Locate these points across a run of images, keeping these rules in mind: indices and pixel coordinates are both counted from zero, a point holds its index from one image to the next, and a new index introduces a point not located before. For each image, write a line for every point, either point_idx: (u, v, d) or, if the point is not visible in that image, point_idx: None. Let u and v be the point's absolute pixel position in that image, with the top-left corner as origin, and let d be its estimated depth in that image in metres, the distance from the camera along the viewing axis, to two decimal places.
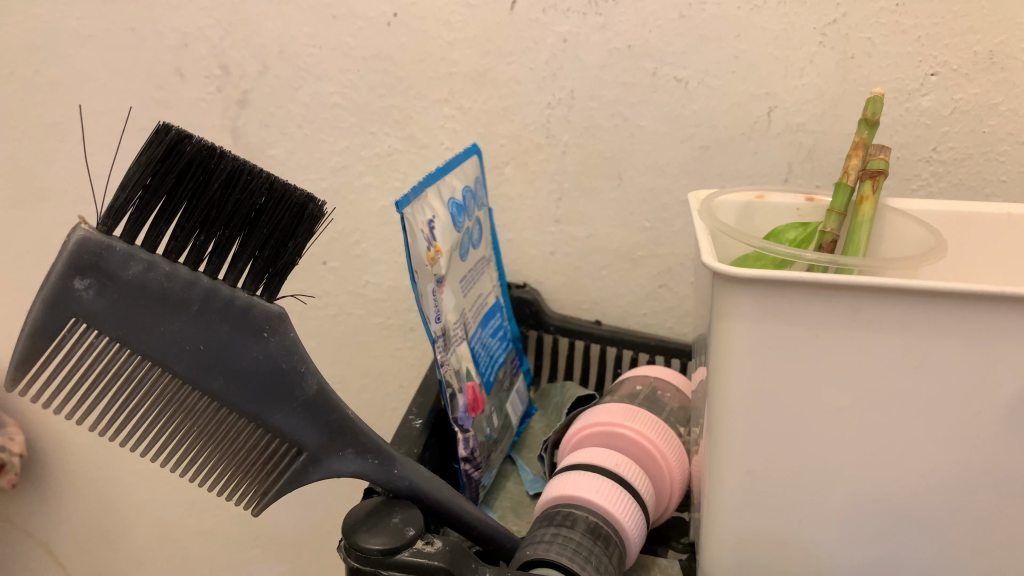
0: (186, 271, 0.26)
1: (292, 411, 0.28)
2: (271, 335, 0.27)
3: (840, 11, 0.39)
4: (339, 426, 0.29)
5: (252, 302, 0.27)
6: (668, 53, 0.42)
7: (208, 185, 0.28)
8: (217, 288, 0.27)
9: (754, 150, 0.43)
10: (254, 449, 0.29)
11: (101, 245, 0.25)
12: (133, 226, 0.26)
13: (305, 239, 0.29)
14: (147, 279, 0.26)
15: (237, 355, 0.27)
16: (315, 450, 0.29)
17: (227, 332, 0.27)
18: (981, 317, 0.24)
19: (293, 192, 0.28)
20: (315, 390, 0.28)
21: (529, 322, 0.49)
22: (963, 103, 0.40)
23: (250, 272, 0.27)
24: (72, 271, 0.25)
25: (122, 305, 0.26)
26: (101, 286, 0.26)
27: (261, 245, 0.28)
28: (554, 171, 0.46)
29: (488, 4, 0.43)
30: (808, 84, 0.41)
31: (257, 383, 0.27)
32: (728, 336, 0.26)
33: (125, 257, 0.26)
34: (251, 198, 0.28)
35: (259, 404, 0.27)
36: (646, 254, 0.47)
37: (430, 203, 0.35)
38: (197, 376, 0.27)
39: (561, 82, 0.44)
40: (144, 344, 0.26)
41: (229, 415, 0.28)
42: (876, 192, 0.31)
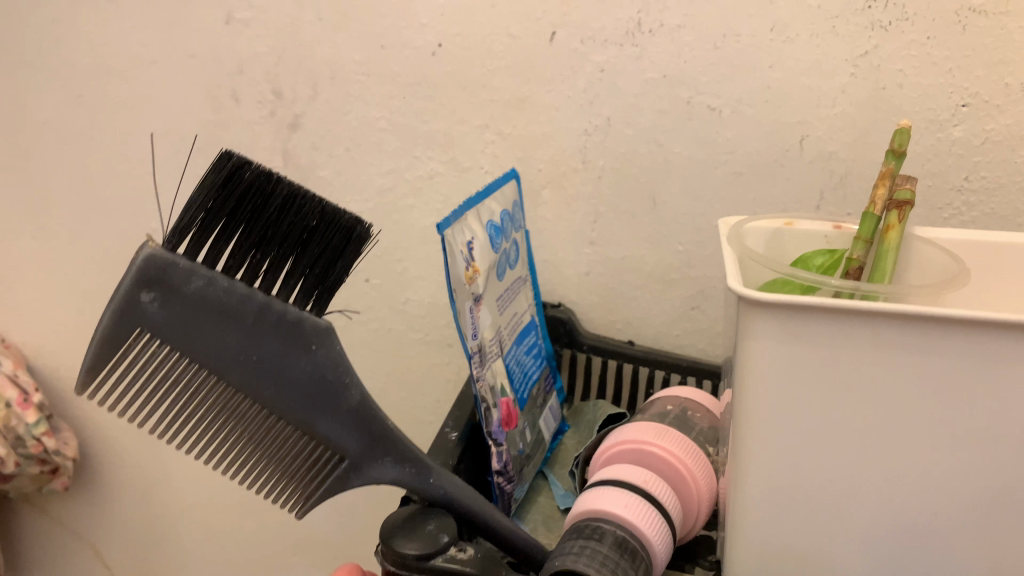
0: (244, 286, 0.28)
1: (336, 419, 0.30)
2: (320, 348, 0.29)
3: (872, 43, 0.40)
4: (379, 435, 0.30)
5: (302, 317, 0.29)
6: (702, 82, 0.43)
7: (265, 208, 0.30)
8: (271, 303, 0.28)
9: (787, 177, 0.44)
10: (300, 456, 0.31)
11: (165, 262, 0.28)
12: (194, 244, 0.28)
13: (353, 259, 0.30)
14: (206, 293, 0.28)
15: (287, 366, 0.29)
16: (356, 456, 0.30)
17: (278, 343, 0.28)
18: (998, 343, 0.25)
19: (342, 215, 0.30)
20: (358, 400, 0.30)
21: (563, 341, 0.50)
22: (995, 133, 0.40)
23: (301, 288, 0.29)
24: (139, 285, 0.28)
25: (183, 316, 0.28)
26: (165, 299, 0.28)
27: (312, 263, 0.29)
28: (590, 195, 0.48)
29: (530, 34, 0.44)
30: (841, 112, 0.42)
31: (305, 393, 0.29)
32: (753, 357, 0.27)
33: (187, 273, 0.28)
34: (303, 221, 0.30)
35: (306, 413, 0.29)
36: (680, 276, 0.48)
37: (469, 225, 0.37)
38: (250, 385, 0.29)
39: (598, 109, 0.45)
40: (202, 353, 0.28)
41: (277, 422, 0.30)
42: (902, 222, 0.32)
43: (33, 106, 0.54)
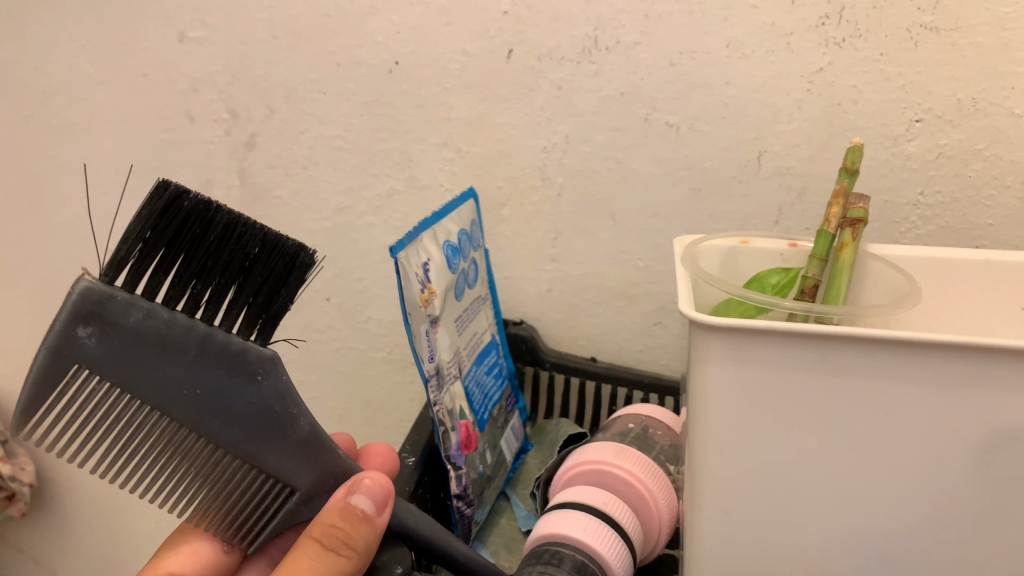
0: (185, 318, 0.29)
1: (283, 449, 0.31)
2: (265, 378, 0.30)
3: (826, 60, 0.40)
4: (327, 465, 0.32)
5: (247, 347, 0.30)
6: (659, 99, 0.43)
7: (205, 236, 0.31)
8: (212, 334, 0.29)
9: (745, 194, 0.44)
10: (250, 489, 0.32)
11: (103, 296, 0.28)
12: (132, 274, 0.29)
13: (297, 286, 0.32)
14: (146, 326, 0.29)
15: (232, 397, 0.30)
16: (306, 487, 0.32)
17: (223, 376, 0.30)
18: (948, 365, 0.25)
19: (285, 243, 0.31)
20: (305, 430, 0.32)
21: (526, 359, 0.50)
22: (947, 148, 0.41)
23: (245, 318, 0.30)
24: (75, 320, 0.28)
25: (122, 348, 0.29)
26: (102, 333, 0.29)
27: (255, 292, 0.31)
28: (549, 212, 0.48)
29: (485, 52, 0.44)
30: (796, 128, 0.42)
31: (250, 422, 0.30)
32: (707, 381, 0.27)
33: (126, 306, 0.29)
34: (245, 249, 0.31)
35: (253, 444, 0.31)
36: (641, 292, 0.48)
37: (425, 246, 0.36)
38: (191, 415, 0.30)
39: (556, 127, 0.45)
40: (143, 386, 0.29)
41: (223, 452, 0.31)
42: (856, 239, 0.33)
43: None
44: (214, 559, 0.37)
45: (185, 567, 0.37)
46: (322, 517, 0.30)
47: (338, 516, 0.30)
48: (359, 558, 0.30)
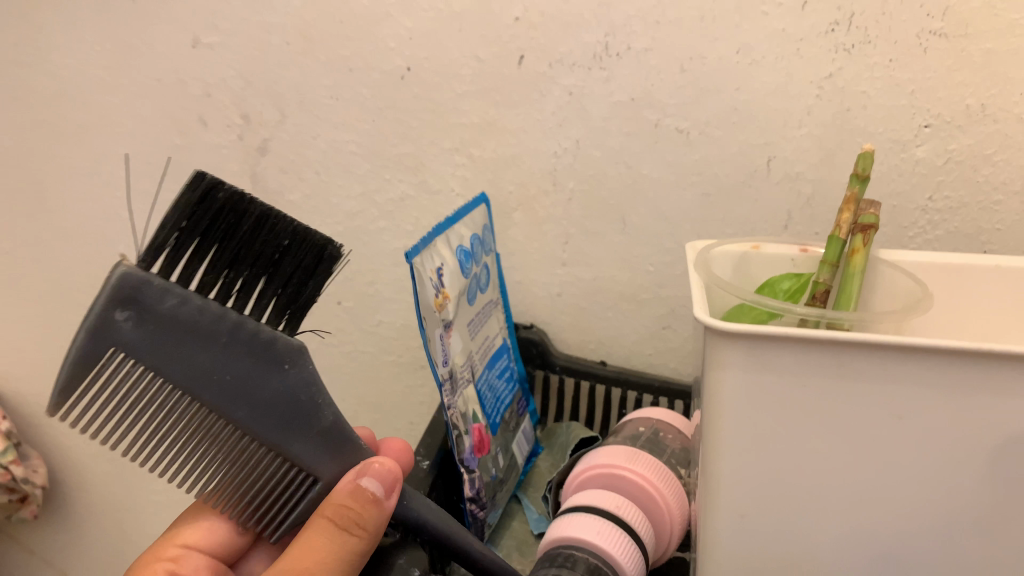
0: (216, 306, 0.31)
1: (308, 440, 0.32)
2: (291, 367, 0.31)
3: (836, 65, 0.41)
4: (351, 458, 0.33)
5: (275, 337, 0.31)
6: (670, 105, 0.43)
7: (239, 228, 0.33)
8: (242, 322, 0.31)
9: (755, 198, 0.45)
10: (276, 481, 0.33)
11: (140, 281, 0.30)
12: (169, 263, 0.31)
13: (325, 278, 0.34)
14: (179, 311, 0.30)
15: (260, 385, 0.31)
16: (330, 479, 0.33)
17: (251, 363, 0.31)
18: (961, 370, 0.25)
19: (314, 235, 0.33)
20: (329, 421, 0.32)
21: (536, 363, 0.50)
22: (957, 153, 0.41)
23: (274, 307, 0.32)
24: (114, 304, 0.30)
25: (156, 333, 0.30)
26: (138, 317, 0.30)
27: (284, 283, 0.33)
28: (559, 216, 0.48)
29: (497, 58, 0.44)
30: (806, 133, 0.43)
31: (277, 412, 0.31)
32: (721, 387, 0.28)
33: (161, 292, 0.30)
34: (276, 240, 0.33)
35: (279, 434, 0.31)
36: (650, 296, 0.49)
37: (439, 252, 0.37)
38: (221, 401, 0.31)
39: (566, 132, 0.45)
40: (175, 372, 0.31)
41: (251, 442, 0.32)
42: (867, 245, 0.33)
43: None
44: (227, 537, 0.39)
45: (200, 542, 0.38)
46: (332, 498, 0.31)
47: (348, 498, 0.31)
48: (369, 538, 0.31)
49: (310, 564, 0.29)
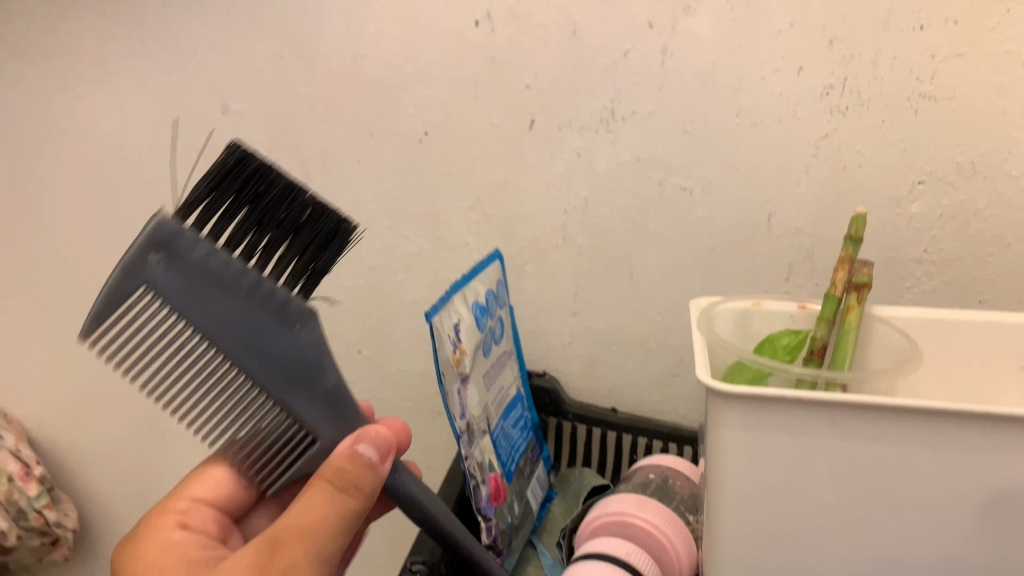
0: (241, 263, 0.32)
1: (311, 397, 0.34)
2: (302, 327, 0.33)
3: (832, 127, 0.43)
4: (347, 418, 0.35)
5: (291, 299, 0.33)
6: (674, 165, 0.46)
7: (265, 194, 0.35)
8: (263, 282, 0.32)
9: (757, 252, 0.47)
10: (278, 431, 0.35)
11: (175, 230, 0.31)
12: (202, 218, 0.32)
13: (339, 251, 0.36)
14: (207, 263, 0.31)
15: (275, 342, 0.32)
16: (326, 436, 0.35)
17: (268, 320, 0.32)
18: (945, 429, 0.27)
19: (331, 213, 0.36)
20: (331, 381, 0.34)
21: (550, 410, 0.52)
22: (950, 208, 0.43)
23: (293, 270, 0.34)
24: (149, 247, 0.31)
25: (185, 281, 0.31)
26: (169, 262, 0.31)
27: (304, 248, 0.35)
28: (570, 269, 0.50)
29: (509, 122, 0.47)
30: (805, 190, 0.45)
31: (285, 366, 0.33)
32: (723, 444, 0.29)
33: (192, 243, 0.31)
34: (298, 211, 0.35)
35: (286, 389, 0.33)
36: (659, 344, 0.51)
37: (455, 308, 0.39)
38: (235, 351, 0.32)
39: (576, 190, 0.48)
40: (198, 318, 0.32)
41: (256, 393, 0.34)
42: (861, 303, 0.35)
43: (38, 193, 0.57)
44: (234, 489, 0.38)
45: (209, 496, 0.37)
46: (329, 463, 0.32)
47: (345, 462, 0.32)
48: (365, 499, 0.33)
49: (313, 519, 0.31)
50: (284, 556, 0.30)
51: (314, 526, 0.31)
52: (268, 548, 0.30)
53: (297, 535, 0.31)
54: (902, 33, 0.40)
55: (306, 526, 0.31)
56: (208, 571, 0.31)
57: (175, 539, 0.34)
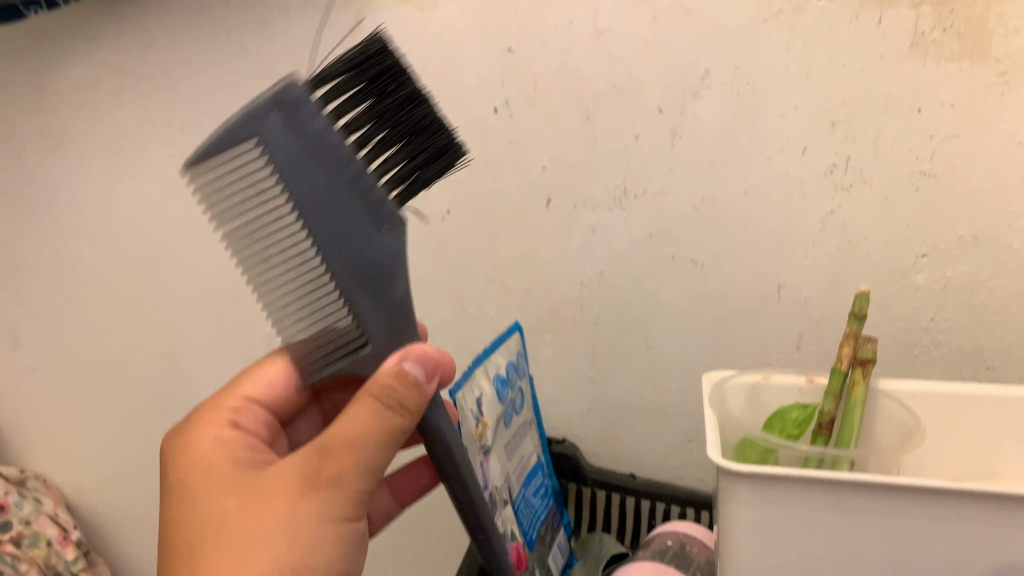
0: (350, 150, 0.31)
1: (378, 304, 0.33)
2: (390, 233, 0.32)
3: (836, 203, 0.45)
4: (404, 333, 0.34)
5: (387, 202, 0.32)
6: (685, 240, 0.48)
7: (392, 91, 0.35)
8: (367, 177, 0.31)
9: (769, 322, 0.48)
10: (332, 329, 0.33)
11: (301, 96, 0.30)
12: (334, 91, 0.33)
13: (435, 169, 0.36)
14: (322, 138, 0.30)
15: (362, 240, 0.31)
16: (379, 345, 0.33)
17: (363, 219, 0.31)
18: (943, 508, 0.28)
19: (441, 133, 0.37)
20: (401, 294, 0.33)
21: (570, 476, 0.53)
22: (954, 279, 0.45)
23: (398, 173, 0.34)
24: (272, 105, 0.30)
25: (296, 150, 0.30)
26: (288, 127, 0.30)
27: (411, 155, 0.35)
28: (587, 338, 0.52)
29: (527, 201, 0.49)
30: (813, 263, 0.46)
31: (366, 267, 0.32)
32: (734, 520, 0.31)
33: (313, 114, 0.30)
34: (411, 120, 0.35)
35: (357, 286, 0.32)
36: (675, 410, 0.52)
37: (477, 382, 0.41)
38: (317, 232, 0.31)
39: (591, 263, 0.50)
40: (295, 190, 0.30)
41: (325, 286, 0.32)
42: (866, 377, 0.36)
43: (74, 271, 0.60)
44: (284, 393, 0.40)
45: (259, 395, 0.39)
46: (378, 376, 0.32)
47: (392, 379, 0.31)
48: (413, 419, 0.32)
49: (360, 430, 0.31)
50: (330, 466, 0.30)
51: (362, 439, 0.31)
52: (316, 457, 0.31)
53: (345, 446, 0.31)
54: (901, 115, 0.42)
55: (356, 438, 0.31)
56: (253, 475, 0.33)
57: (223, 433, 0.36)
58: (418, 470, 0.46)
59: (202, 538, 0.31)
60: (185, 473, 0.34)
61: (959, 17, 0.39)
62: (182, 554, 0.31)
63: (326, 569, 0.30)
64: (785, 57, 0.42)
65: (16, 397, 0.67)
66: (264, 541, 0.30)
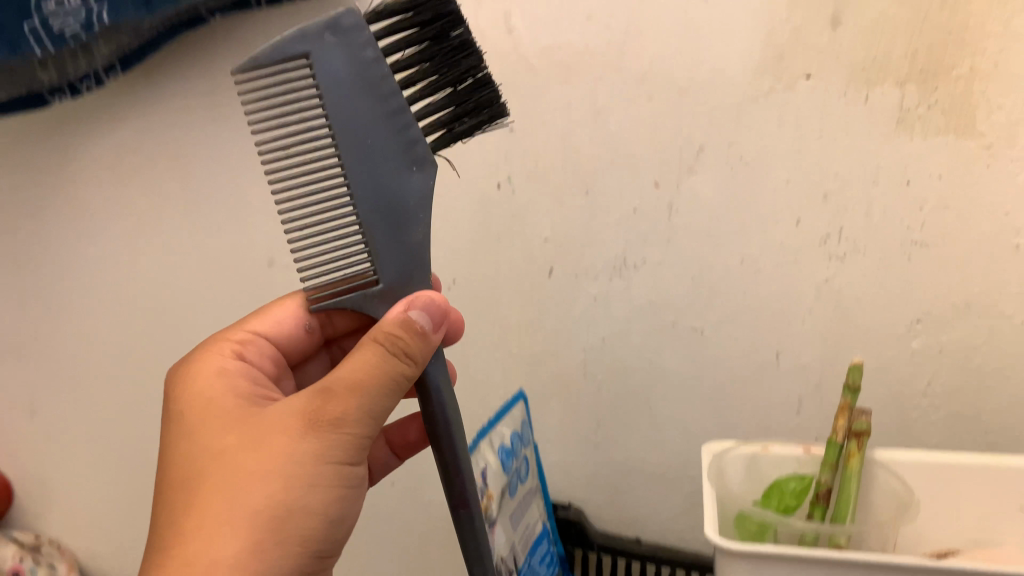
0: (394, 83, 0.33)
1: (397, 236, 0.34)
2: (418, 174, 0.34)
3: (832, 271, 0.46)
4: (417, 274, 0.35)
5: (419, 142, 0.34)
6: (684, 308, 0.49)
7: (448, 36, 0.37)
8: (405, 114, 0.34)
9: (769, 387, 0.50)
10: (351, 256, 0.35)
11: (356, 27, 0.32)
12: (392, 26, 0.35)
13: (476, 127, 0.38)
14: (369, 67, 0.33)
15: (389, 172, 0.34)
16: (392, 280, 0.35)
17: (394, 154, 0.34)
18: None
19: (489, 91, 0.38)
20: (421, 234, 0.34)
21: (576, 541, 0.54)
22: (950, 344, 0.46)
23: (438, 120, 0.36)
24: (327, 28, 0.32)
25: (343, 73, 0.32)
26: (339, 51, 0.32)
27: (454, 103, 0.37)
28: (591, 402, 0.53)
29: (530, 271, 0.50)
30: (809, 330, 0.47)
31: (388, 197, 0.34)
32: None
33: (365, 45, 0.33)
34: (461, 72, 0.37)
35: (379, 214, 0.34)
36: (678, 475, 0.53)
37: (482, 454, 0.42)
38: (348, 152, 0.33)
39: (594, 331, 0.51)
40: (335, 109, 0.33)
41: (349, 212, 0.34)
42: (861, 449, 0.37)
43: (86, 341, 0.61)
44: (295, 330, 0.41)
45: (269, 331, 0.40)
46: (383, 324, 0.32)
47: (399, 326, 0.32)
48: (417, 370, 0.32)
49: (365, 376, 0.31)
50: (333, 407, 0.31)
51: (365, 383, 0.31)
52: (317, 398, 0.31)
53: (350, 389, 0.31)
54: (890, 188, 0.43)
55: (359, 383, 0.31)
56: (256, 411, 0.33)
57: (231, 366, 0.37)
58: (407, 424, 0.47)
59: (200, 472, 0.31)
60: (190, 404, 0.34)
61: (942, 93, 0.40)
62: (180, 485, 0.31)
63: (325, 508, 0.30)
64: (776, 133, 0.43)
65: (28, 465, 0.68)
66: (260, 474, 0.30)
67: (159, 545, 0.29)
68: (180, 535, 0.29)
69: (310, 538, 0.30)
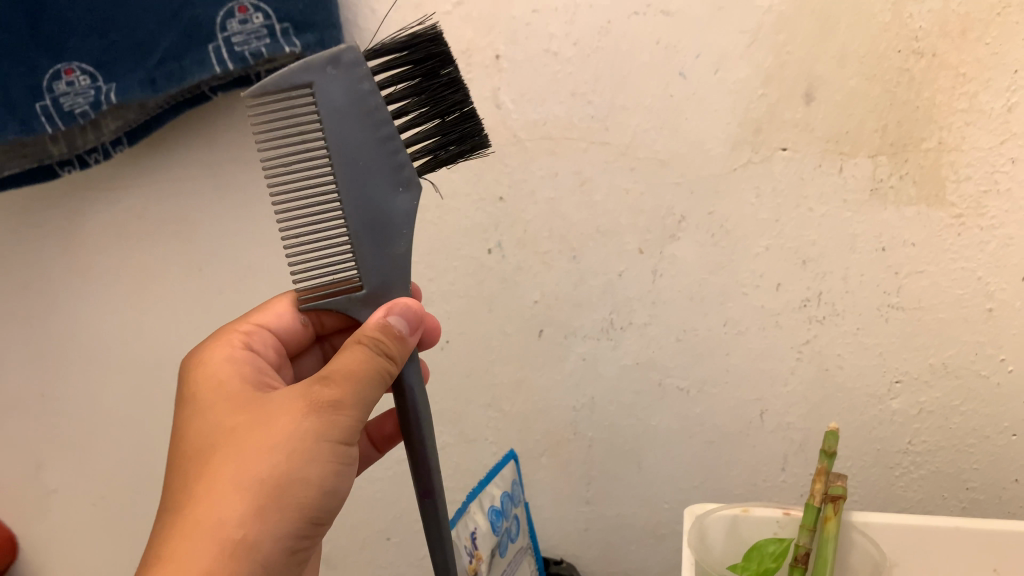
0: (386, 113, 0.35)
1: (382, 250, 0.36)
2: (404, 195, 0.36)
3: (812, 333, 0.47)
4: (396, 285, 0.37)
5: (407, 167, 0.36)
6: (670, 368, 0.51)
7: (438, 73, 0.38)
8: (396, 142, 0.35)
9: (755, 445, 0.51)
10: (337, 266, 0.37)
11: (356, 61, 0.34)
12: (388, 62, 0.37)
13: (461, 157, 0.40)
14: (364, 98, 0.34)
15: (378, 191, 0.35)
16: (373, 289, 0.36)
17: (383, 176, 0.35)
18: None
19: (476, 123, 0.40)
20: (403, 248, 0.36)
21: None
22: (928, 404, 0.47)
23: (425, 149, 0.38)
24: (329, 61, 0.34)
25: (342, 102, 0.34)
26: (340, 82, 0.34)
27: (440, 135, 0.39)
28: (582, 458, 0.55)
29: (520, 334, 0.52)
30: (792, 390, 0.49)
31: (377, 213, 0.35)
32: None
33: (362, 77, 0.34)
34: (448, 106, 0.39)
35: (366, 229, 0.35)
36: (668, 530, 0.56)
37: (472, 517, 0.43)
38: (341, 172, 0.35)
39: (583, 390, 0.53)
40: (332, 133, 0.34)
41: (338, 228, 0.36)
42: (838, 512, 0.38)
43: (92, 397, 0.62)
44: (293, 327, 0.42)
45: (270, 323, 0.41)
46: (365, 327, 0.34)
47: (378, 330, 0.34)
48: (397, 366, 0.34)
49: (357, 366, 0.33)
50: (328, 391, 0.32)
51: (358, 372, 0.33)
52: (314, 384, 0.33)
53: (345, 376, 0.32)
54: (867, 255, 0.45)
55: (352, 371, 0.33)
56: (257, 397, 0.34)
57: (237, 354, 0.38)
58: (384, 417, 0.48)
59: (206, 449, 0.32)
60: (200, 388, 0.36)
61: (913, 165, 0.42)
62: (188, 457, 0.32)
63: (321, 481, 0.32)
64: (756, 202, 0.45)
65: (32, 519, 0.69)
66: (261, 449, 0.31)
67: (166, 512, 0.31)
68: (185, 504, 0.31)
69: (305, 507, 0.32)
